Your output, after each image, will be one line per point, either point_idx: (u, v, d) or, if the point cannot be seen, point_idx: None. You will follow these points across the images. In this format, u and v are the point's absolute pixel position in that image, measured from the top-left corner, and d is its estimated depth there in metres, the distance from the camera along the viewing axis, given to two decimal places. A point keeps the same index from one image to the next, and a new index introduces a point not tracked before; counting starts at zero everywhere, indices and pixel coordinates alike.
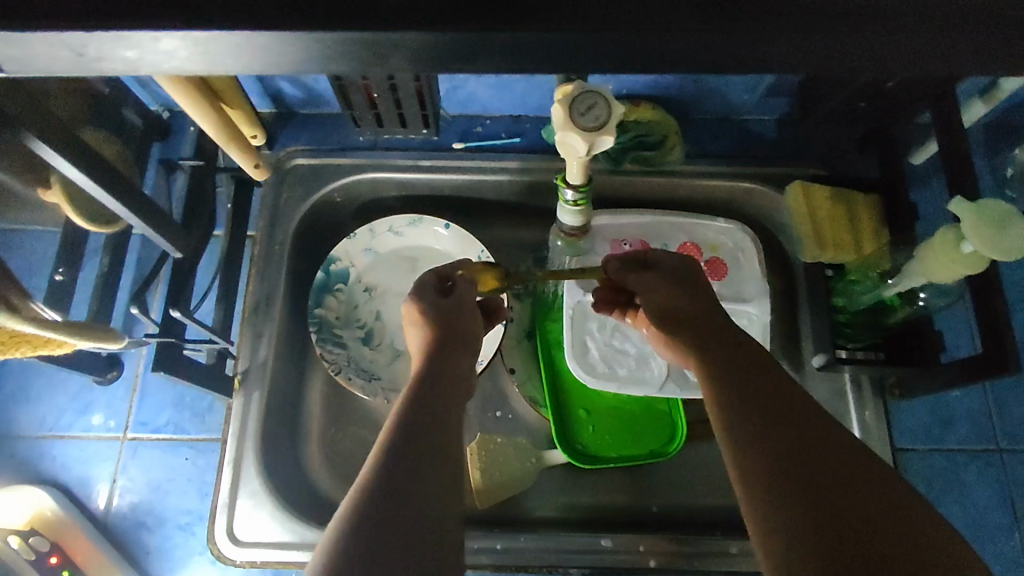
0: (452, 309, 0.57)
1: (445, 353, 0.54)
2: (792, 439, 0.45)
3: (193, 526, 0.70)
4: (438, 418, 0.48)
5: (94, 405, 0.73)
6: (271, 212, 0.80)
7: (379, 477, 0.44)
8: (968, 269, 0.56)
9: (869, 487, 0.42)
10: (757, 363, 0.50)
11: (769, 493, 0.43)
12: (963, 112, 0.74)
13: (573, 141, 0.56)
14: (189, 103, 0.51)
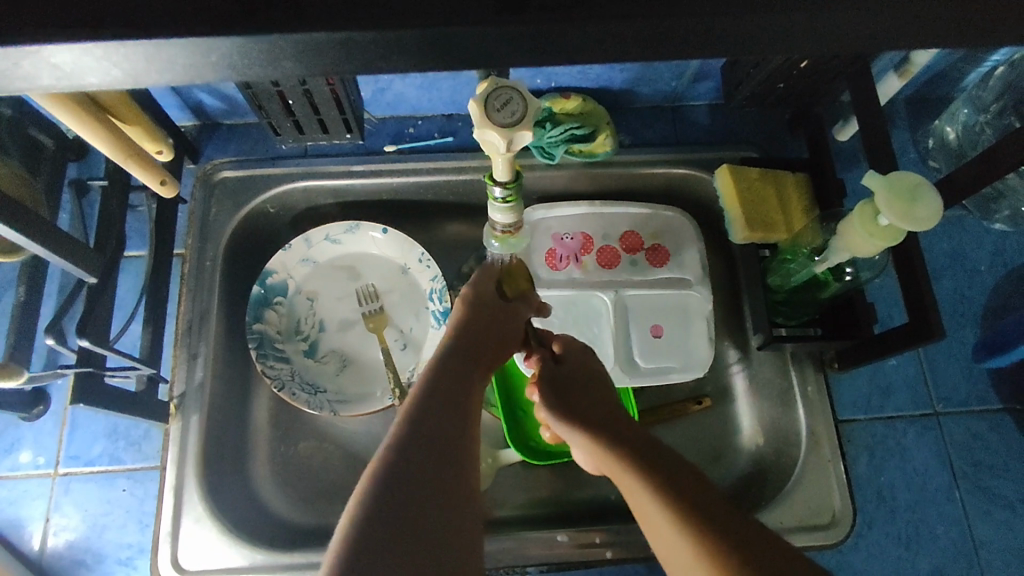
0: (489, 311, 0.60)
1: (465, 351, 0.56)
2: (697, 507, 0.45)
3: (134, 560, 0.67)
4: (455, 416, 0.49)
5: (21, 442, 0.69)
6: (200, 228, 0.78)
7: (389, 481, 0.44)
8: (888, 242, 0.57)
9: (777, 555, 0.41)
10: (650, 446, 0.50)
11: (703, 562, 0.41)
12: (881, 88, 0.76)
13: (492, 138, 0.55)
14: (78, 120, 0.48)
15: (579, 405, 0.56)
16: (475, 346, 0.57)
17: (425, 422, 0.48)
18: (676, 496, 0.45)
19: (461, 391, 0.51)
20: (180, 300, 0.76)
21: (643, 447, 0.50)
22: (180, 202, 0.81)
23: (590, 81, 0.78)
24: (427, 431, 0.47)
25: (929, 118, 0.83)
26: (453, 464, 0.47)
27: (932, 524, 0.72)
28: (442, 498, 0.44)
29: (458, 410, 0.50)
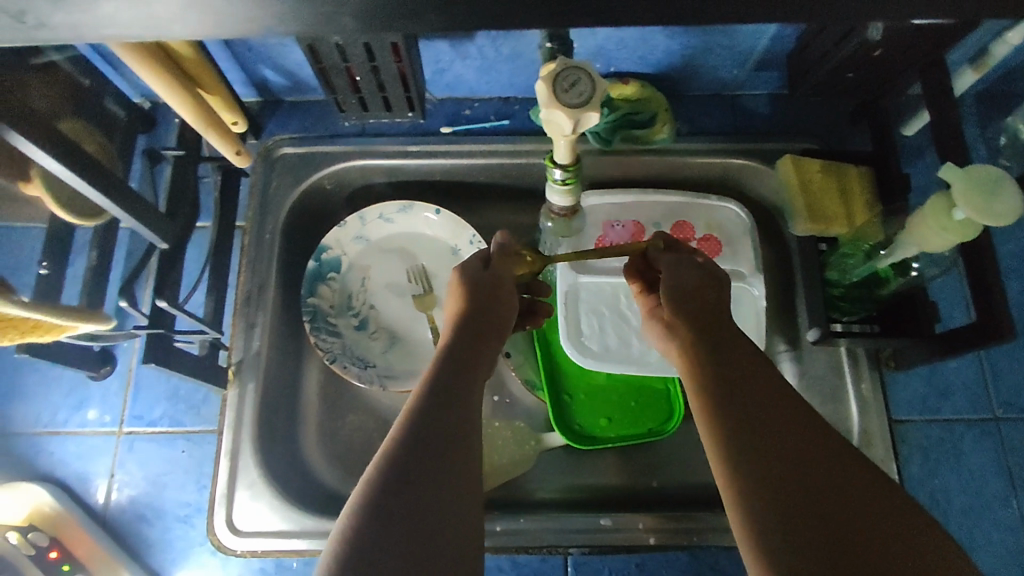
0: (488, 286, 0.59)
1: (476, 332, 0.56)
2: (782, 453, 0.44)
3: (192, 518, 0.69)
4: (465, 396, 0.50)
5: (89, 400, 0.72)
6: (261, 201, 0.80)
7: (401, 455, 0.45)
8: (959, 237, 0.56)
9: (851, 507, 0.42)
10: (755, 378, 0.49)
11: (772, 503, 0.42)
12: (954, 81, 0.73)
13: (558, 118, 0.55)
14: (164, 86, 0.50)
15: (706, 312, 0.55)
16: (481, 321, 0.57)
17: (436, 399, 0.48)
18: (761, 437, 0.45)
19: (468, 373, 0.52)
20: (239, 271, 0.78)
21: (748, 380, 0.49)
22: (242, 175, 0.83)
23: (650, 67, 0.77)
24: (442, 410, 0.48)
25: (1000, 114, 0.80)
26: (468, 438, 0.47)
27: (987, 528, 0.70)
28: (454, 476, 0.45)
29: (464, 392, 0.50)
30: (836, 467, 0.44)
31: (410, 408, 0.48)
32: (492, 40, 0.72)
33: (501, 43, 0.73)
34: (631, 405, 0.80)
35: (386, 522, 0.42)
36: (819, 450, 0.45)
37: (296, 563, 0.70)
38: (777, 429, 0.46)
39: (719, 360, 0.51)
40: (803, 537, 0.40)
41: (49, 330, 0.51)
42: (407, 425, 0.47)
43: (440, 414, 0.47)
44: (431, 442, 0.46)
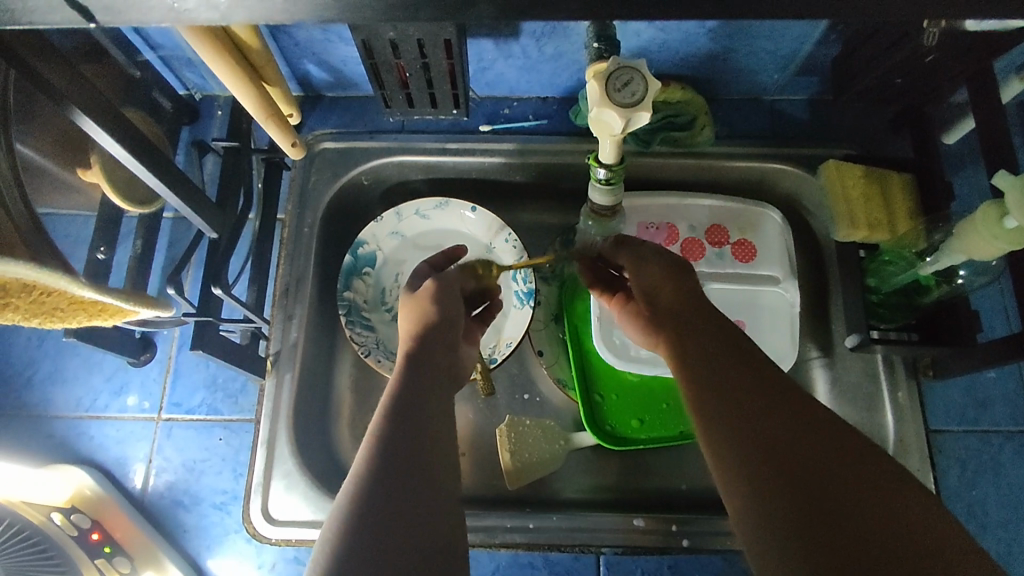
0: (442, 297, 0.60)
1: (436, 340, 0.58)
2: (763, 440, 0.47)
3: (228, 505, 0.70)
4: (431, 410, 0.53)
5: (129, 385, 0.73)
6: (300, 195, 0.81)
7: (379, 472, 0.48)
8: (1010, 245, 0.55)
9: (841, 478, 0.44)
10: (737, 369, 0.52)
11: (754, 489, 0.45)
12: (1001, 90, 0.73)
13: (609, 118, 0.55)
14: (231, 77, 0.51)
15: (677, 313, 0.57)
16: (443, 334, 0.59)
17: (408, 417, 0.51)
18: (737, 425, 0.48)
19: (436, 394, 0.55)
20: (277, 263, 0.79)
21: (726, 373, 0.52)
22: (282, 169, 0.83)
23: (692, 69, 0.77)
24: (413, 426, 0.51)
25: None
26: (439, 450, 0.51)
27: (1023, 540, 0.70)
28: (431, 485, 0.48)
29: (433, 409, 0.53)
30: (823, 443, 0.46)
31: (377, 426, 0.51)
32: (536, 39, 0.72)
33: (545, 42, 0.73)
34: (662, 407, 0.80)
35: (372, 534, 0.44)
36: (803, 429, 0.47)
37: None
38: (756, 415, 0.48)
39: (696, 358, 0.53)
40: (788, 517, 0.43)
41: (119, 313, 0.51)
42: (378, 442, 0.49)
43: (412, 430, 0.51)
44: (409, 455, 0.49)
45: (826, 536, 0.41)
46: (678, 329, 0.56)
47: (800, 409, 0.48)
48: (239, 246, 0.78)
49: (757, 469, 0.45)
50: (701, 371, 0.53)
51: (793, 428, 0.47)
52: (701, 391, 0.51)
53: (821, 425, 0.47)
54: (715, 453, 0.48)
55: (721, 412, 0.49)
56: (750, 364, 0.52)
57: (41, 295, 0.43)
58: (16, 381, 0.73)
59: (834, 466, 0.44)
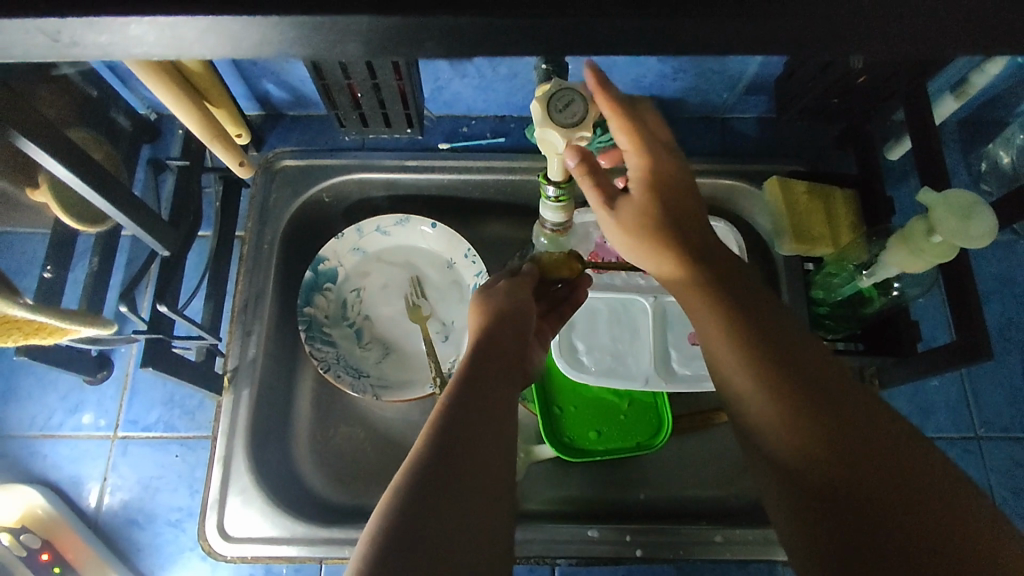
0: (506, 301, 0.62)
1: (495, 334, 0.58)
2: (829, 434, 0.46)
3: (184, 523, 0.69)
4: (483, 401, 0.51)
5: (85, 404, 0.73)
6: (260, 212, 0.82)
7: (424, 465, 0.45)
8: (936, 259, 0.57)
9: (907, 477, 0.43)
10: (803, 357, 0.50)
11: (817, 489, 0.44)
12: (935, 108, 0.76)
13: (551, 137, 0.57)
14: (175, 102, 0.52)
15: (728, 287, 0.56)
16: (504, 329, 0.59)
17: (456, 411, 0.49)
18: (810, 414, 0.47)
19: (487, 385, 0.52)
20: (237, 280, 0.79)
21: (792, 357, 0.50)
22: (243, 187, 0.84)
23: (642, 89, 0.79)
24: (462, 420, 0.48)
25: (982, 141, 0.83)
26: (486, 440, 0.48)
27: None
28: (473, 477, 0.46)
29: (483, 400, 0.51)
30: (896, 436, 0.45)
31: (433, 420, 0.49)
32: (489, 60, 0.74)
33: (498, 63, 0.75)
34: (619, 417, 0.81)
35: (410, 529, 0.42)
36: (871, 423, 0.46)
37: (285, 569, 0.70)
38: (824, 406, 0.47)
39: (759, 338, 0.52)
40: (856, 520, 0.42)
41: (49, 331, 0.50)
42: (433, 434, 0.47)
43: (464, 423, 0.48)
44: (461, 447, 0.47)
45: (890, 538, 0.41)
46: (734, 303, 0.54)
47: (864, 405, 0.47)
48: (198, 263, 0.79)
49: (827, 466, 0.45)
50: (757, 349, 0.51)
51: (854, 427, 0.46)
52: (766, 373, 0.50)
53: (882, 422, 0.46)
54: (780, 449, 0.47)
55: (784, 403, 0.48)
56: (817, 358, 0.51)
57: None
58: None
59: (901, 464, 0.43)
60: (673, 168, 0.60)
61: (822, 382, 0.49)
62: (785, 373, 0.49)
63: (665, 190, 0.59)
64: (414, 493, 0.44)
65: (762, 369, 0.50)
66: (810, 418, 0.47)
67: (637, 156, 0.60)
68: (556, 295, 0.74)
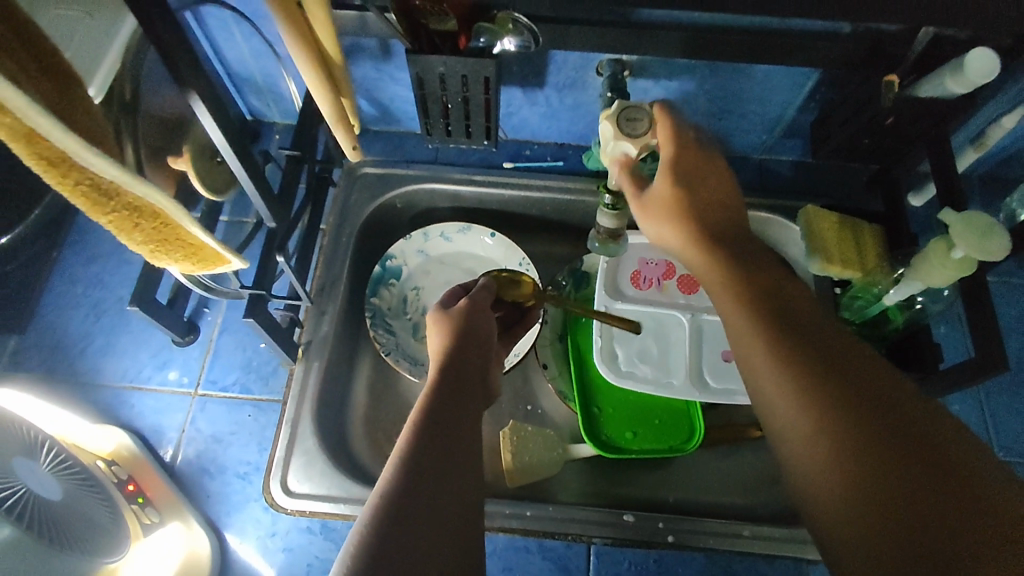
0: (473, 313, 0.65)
1: (468, 349, 0.62)
2: (842, 427, 0.46)
3: (252, 475, 0.75)
4: (456, 415, 0.56)
5: (172, 362, 0.80)
6: (341, 210, 0.91)
7: (402, 474, 0.50)
8: (958, 273, 0.64)
9: (926, 467, 0.43)
10: (822, 349, 0.50)
11: (839, 482, 0.45)
12: (957, 157, 0.84)
13: (602, 125, 0.67)
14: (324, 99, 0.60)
15: (752, 284, 0.57)
16: (470, 342, 0.63)
17: (431, 421, 0.54)
18: (826, 408, 0.47)
19: (457, 401, 0.57)
20: (315, 267, 0.88)
21: (810, 348, 0.51)
22: (327, 189, 0.94)
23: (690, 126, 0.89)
24: (436, 432, 0.53)
25: (999, 194, 0.91)
26: (455, 452, 0.53)
27: None
28: (447, 487, 0.51)
29: (451, 415, 0.56)
30: (912, 423, 0.45)
31: (409, 429, 0.54)
32: (558, 90, 0.85)
33: (566, 93, 0.85)
34: (654, 422, 0.87)
35: (393, 529, 0.47)
36: (885, 413, 0.46)
37: (340, 529, 0.74)
38: (841, 396, 0.47)
39: (777, 332, 0.52)
40: (880, 512, 0.43)
41: (199, 263, 0.51)
42: (411, 445, 0.52)
43: (435, 436, 0.53)
44: (431, 459, 0.51)
45: (909, 531, 0.41)
46: (757, 299, 0.56)
47: (882, 392, 0.47)
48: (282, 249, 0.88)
49: (843, 460, 0.45)
50: (781, 342, 0.52)
51: (861, 432, 0.45)
52: (779, 372, 0.50)
53: (894, 428, 0.45)
54: (805, 442, 0.48)
55: (802, 398, 0.48)
56: (835, 348, 0.51)
57: (160, 224, 0.43)
58: (70, 352, 0.81)
59: (918, 453, 0.44)
60: (700, 156, 0.65)
61: (829, 388, 0.48)
62: (795, 378, 0.49)
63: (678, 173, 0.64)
64: (396, 497, 0.49)
65: (772, 372, 0.51)
66: (818, 424, 0.47)
67: (668, 144, 0.64)
68: (510, 314, 0.80)
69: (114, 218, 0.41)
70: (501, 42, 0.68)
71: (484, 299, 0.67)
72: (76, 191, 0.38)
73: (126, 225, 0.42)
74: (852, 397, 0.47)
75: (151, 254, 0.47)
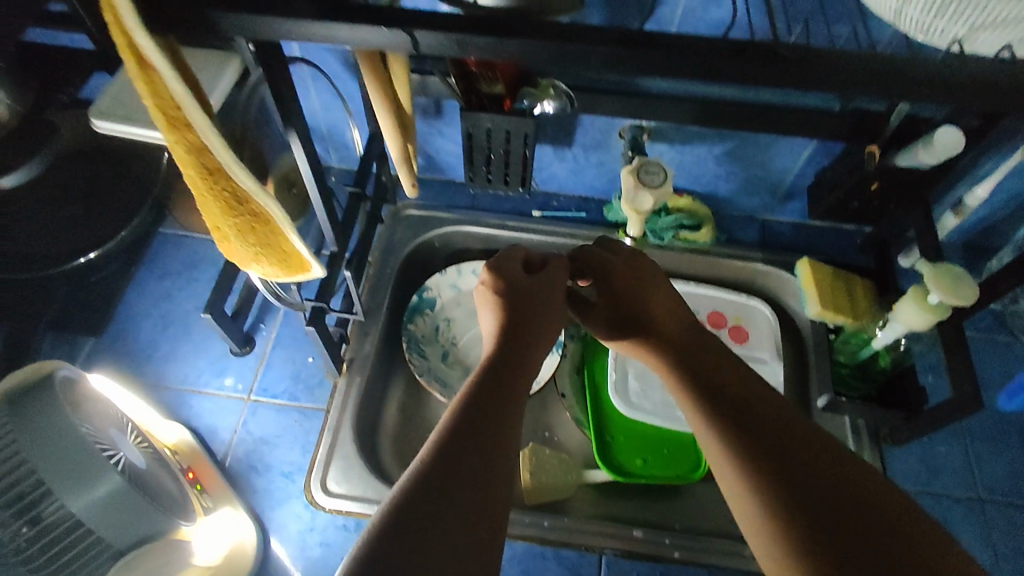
0: (529, 287, 0.64)
1: (518, 335, 0.60)
2: (799, 511, 0.46)
3: (295, 475, 0.83)
4: (500, 404, 0.53)
5: (229, 370, 0.89)
6: (386, 245, 1.02)
7: (431, 467, 0.47)
8: (934, 317, 0.74)
9: (884, 549, 0.44)
10: (772, 431, 0.51)
11: (799, 568, 0.44)
12: (939, 223, 0.94)
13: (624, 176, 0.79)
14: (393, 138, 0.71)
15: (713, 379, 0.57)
16: (521, 321, 0.61)
17: (472, 406, 0.52)
18: (780, 490, 0.48)
19: (499, 389, 0.54)
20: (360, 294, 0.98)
21: (758, 432, 0.51)
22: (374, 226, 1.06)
23: (700, 186, 1.00)
24: (476, 421, 0.51)
25: (980, 260, 1.01)
26: (495, 440, 0.50)
27: None
28: (478, 480, 0.47)
29: (495, 403, 0.53)
30: (868, 508, 0.46)
31: (445, 420, 0.51)
32: (585, 150, 0.97)
33: (592, 152, 0.97)
34: (663, 451, 0.94)
35: (407, 528, 0.44)
36: (842, 497, 0.46)
37: None
38: (790, 482, 0.48)
39: (731, 419, 0.53)
40: None
41: (290, 273, 0.62)
42: (446, 435, 0.50)
43: (475, 424, 0.51)
44: (465, 449, 0.49)
45: None
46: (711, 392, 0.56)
47: (836, 473, 0.48)
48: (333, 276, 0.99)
49: (799, 543, 0.45)
50: (731, 432, 0.52)
51: (816, 517, 0.46)
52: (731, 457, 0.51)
53: (849, 511, 0.46)
54: (761, 525, 0.47)
55: (757, 482, 0.48)
56: (786, 432, 0.51)
57: (270, 231, 0.54)
58: (139, 356, 0.90)
59: (875, 535, 0.44)
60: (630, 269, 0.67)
61: (778, 475, 0.48)
62: (763, 479, 0.48)
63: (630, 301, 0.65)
64: (421, 494, 0.46)
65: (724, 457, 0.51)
66: (772, 511, 0.47)
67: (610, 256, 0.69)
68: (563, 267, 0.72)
69: (237, 221, 0.53)
70: (541, 105, 0.80)
71: (551, 275, 0.66)
72: (218, 194, 0.50)
73: (244, 228, 0.54)
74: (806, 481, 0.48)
75: (252, 258, 0.58)
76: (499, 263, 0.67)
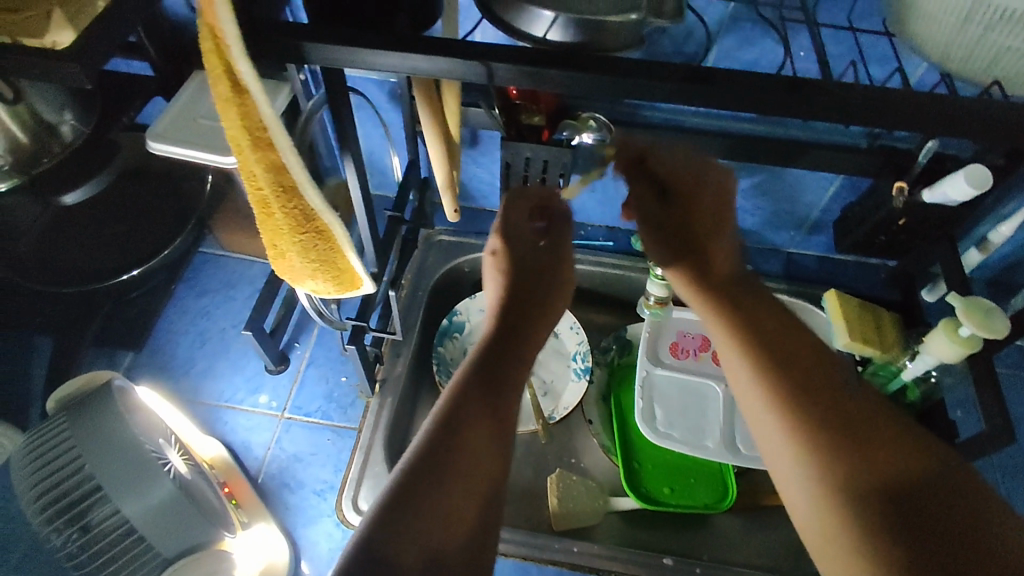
0: (529, 261, 0.74)
1: (519, 314, 0.68)
2: (837, 446, 0.48)
3: (326, 492, 0.84)
4: (504, 372, 0.59)
5: (263, 387, 0.91)
6: (418, 269, 1.04)
7: (440, 423, 0.52)
8: (965, 350, 0.75)
9: (923, 492, 0.46)
10: (814, 369, 0.53)
11: (835, 498, 0.47)
12: (965, 260, 0.95)
13: None
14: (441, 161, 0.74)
15: (760, 317, 0.58)
16: (522, 301, 0.70)
17: (479, 371, 0.58)
18: (817, 426, 0.50)
19: (504, 361, 0.60)
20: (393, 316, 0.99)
21: (802, 368, 0.53)
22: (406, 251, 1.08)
23: None
24: (484, 383, 0.57)
25: (1006, 297, 1.01)
26: (498, 403, 0.56)
27: None
28: (479, 437, 0.52)
29: (499, 374, 0.58)
30: (908, 452, 0.48)
31: (457, 383, 0.56)
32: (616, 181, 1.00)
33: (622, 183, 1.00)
34: (689, 480, 0.94)
35: (423, 473, 0.49)
36: (881, 437, 0.49)
37: None
38: (829, 419, 0.50)
39: (772, 356, 0.54)
40: (873, 531, 0.45)
41: (337, 290, 0.64)
42: (458, 395, 0.55)
43: (483, 387, 0.56)
44: (474, 408, 0.54)
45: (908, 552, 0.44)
46: (757, 328, 0.57)
47: (877, 417, 0.50)
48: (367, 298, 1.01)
49: (832, 480, 0.48)
50: (777, 365, 0.54)
51: (858, 457, 0.48)
52: (775, 390, 0.52)
53: (888, 453, 0.48)
54: (799, 457, 0.50)
55: (793, 416, 0.51)
56: (828, 375, 0.53)
57: (329, 249, 0.57)
58: (177, 371, 0.92)
59: (914, 479, 0.46)
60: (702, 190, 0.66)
61: (817, 413, 0.50)
62: (802, 416, 0.51)
63: (689, 224, 0.66)
64: (433, 445, 0.51)
65: (766, 392, 0.53)
66: (811, 447, 0.49)
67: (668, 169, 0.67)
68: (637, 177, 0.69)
69: (301, 239, 0.55)
70: (581, 136, 0.83)
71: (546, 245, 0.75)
72: (288, 213, 0.52)
73: (306, 246, 0.56)
74: (848, 420, 0.50)
75: (308, 275, 0.60)
76: (503, 236, 0.75)
